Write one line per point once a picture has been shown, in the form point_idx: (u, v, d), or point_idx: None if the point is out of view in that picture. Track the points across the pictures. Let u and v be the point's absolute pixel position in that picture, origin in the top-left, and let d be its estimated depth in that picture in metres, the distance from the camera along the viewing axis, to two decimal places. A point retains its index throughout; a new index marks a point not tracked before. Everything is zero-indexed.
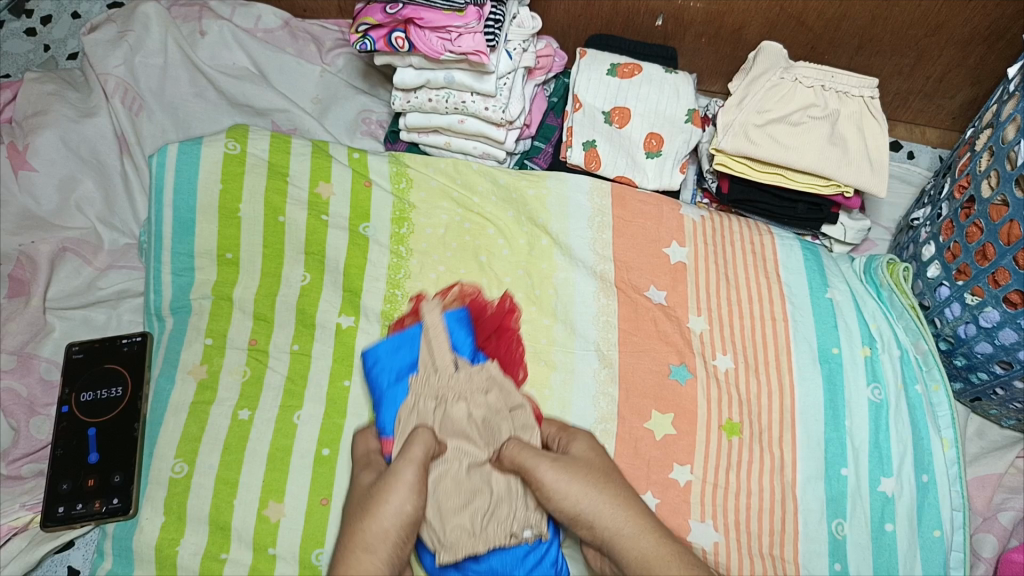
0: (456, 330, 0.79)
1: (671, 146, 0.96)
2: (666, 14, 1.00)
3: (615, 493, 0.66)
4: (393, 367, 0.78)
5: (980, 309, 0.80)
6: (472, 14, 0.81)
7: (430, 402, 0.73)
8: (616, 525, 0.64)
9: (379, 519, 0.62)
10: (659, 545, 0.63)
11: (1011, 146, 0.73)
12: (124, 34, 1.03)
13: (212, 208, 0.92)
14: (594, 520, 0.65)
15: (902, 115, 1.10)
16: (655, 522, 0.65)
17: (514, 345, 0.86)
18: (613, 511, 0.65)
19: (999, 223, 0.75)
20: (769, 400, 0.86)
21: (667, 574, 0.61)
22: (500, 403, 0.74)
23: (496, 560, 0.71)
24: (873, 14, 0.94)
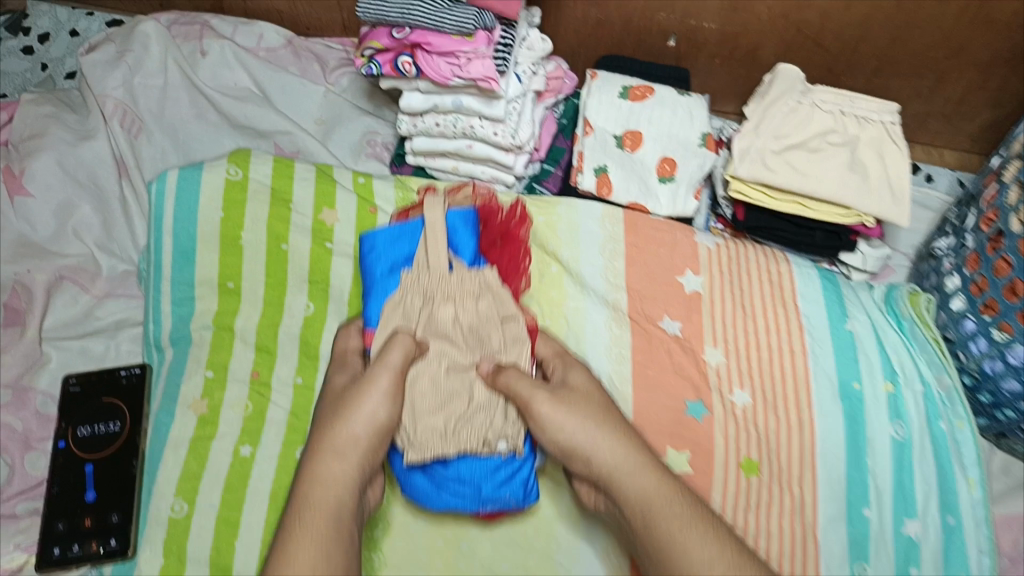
0: (458, 230, 0.78)
1: (684, 171, 0.93)
2: (679, 35, 0.97)
3: (616, 428, 0.69)
4: (388, 257, 0.77)
5: (1008, 345, 0.78)
6: (482, 39, 0.79)
7: (418, 300, 0.74)
8: (615, 461, 0.67)
9: (354, 427, 0.66)
10: (658, 483, 0.66)
11: None
12: (124, 54, 1.00)
13: (214, 237, 0.89)
14: (593, 455, 0.67)
15: (920, 137, 1.08)
16: (654, 457, 0.68)
17: (520, 255, 0.80)
18: (610, 445, 0.67)
19: None
20: (788, 437, 0.84)
21: (667, 509, 0.65)
22: (491, 314, 0.74)
23: (465, 469, 0.72)
24: (892, 37, 0.91)
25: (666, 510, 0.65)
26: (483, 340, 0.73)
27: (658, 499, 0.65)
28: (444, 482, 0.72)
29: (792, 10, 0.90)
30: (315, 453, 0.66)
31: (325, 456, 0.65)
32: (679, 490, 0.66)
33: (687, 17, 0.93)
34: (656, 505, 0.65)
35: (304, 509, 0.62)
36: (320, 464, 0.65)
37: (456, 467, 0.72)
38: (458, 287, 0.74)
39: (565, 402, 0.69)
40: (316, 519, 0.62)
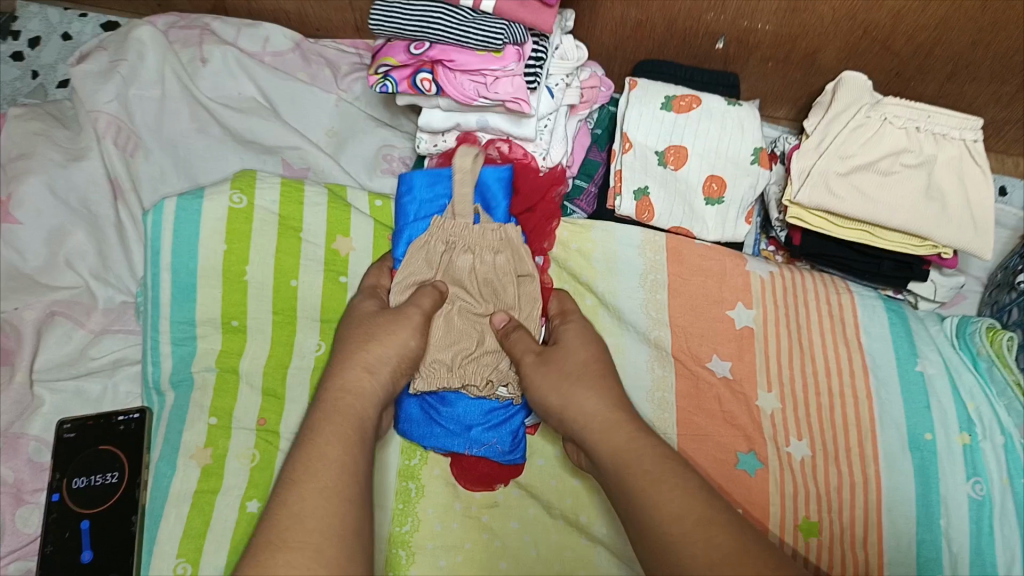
0: (491, 188, 0.76)
1: (735, 191, 0.84)
2: (729, 37, 0.87)
3: (604, 387, 0.62)
4: (422, 199, 0.77)
5: None
6: (511, 55, 0.71)
7: (441, 245, 0.74)
8: (595, 421, 0.60)
9: (380, 353, 0.63)
10: (632, 440, 0.57)
11: None
12: (117, 63, 0.92)
13: (215, 273, 0.82)
14: (572, 411, 0.62)
15: (994, 145, 0.97)
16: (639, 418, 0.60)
17: (549, 217, 0.81)
18: (596, 403, 0.61)
19: None
20: (851, 495, 0.75)
21: (638, 465, 0.55)
22: (510, 269, 0.73)
23: (462, 406, 0.73)
24: (973, 39, 0.81)
25: (636, 465, 0.55)
26: (501, 292, 0.73)
27: (629, 453, 0.56)
28: (438, 417, 0.73)
29: (861, 10, 0.79)
30: (338, 369, 0.62)
31: (352, 365, 0.62)
32: (656, 445, 0.57)
33: (740, 18, 0.83)
34: (627, 459, 0.56)
35: (331, 407, 0.59)
36: (344, 372, 0.62)
37: (452, 404, 0.73)
38: (480, 238, 0.74)
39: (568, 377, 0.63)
40: (340, 417, 0.58)
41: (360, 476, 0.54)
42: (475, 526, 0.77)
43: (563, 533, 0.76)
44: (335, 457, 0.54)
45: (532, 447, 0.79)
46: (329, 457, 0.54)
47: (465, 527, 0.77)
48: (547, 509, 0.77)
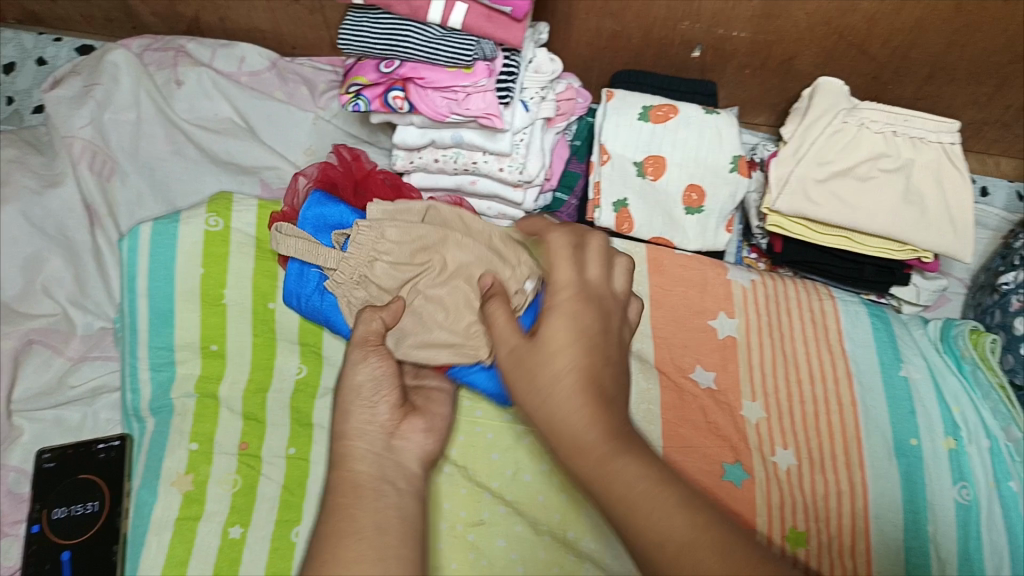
0: (318, 217, 0.73)
1: (714, 201, 0.83)
2: (705, 45, 0.87)
3: (593, 375, 0.48)
4: (303, 287, 0.76)
5: None
6: (482, 71, 0.71)
7: (358, 291, 0.70)
8: (557, 406, 0.47)
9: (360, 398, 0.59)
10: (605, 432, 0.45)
11: None
12: (91, 88, 0.92)
13: (194, 296, 0.82)
14: (555, 415, 0.47)
15: (974, 145, 0.97)
16: (619, 398, 0.48)
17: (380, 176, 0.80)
18: (554, 385, 0.48)
19: None
20: (839, 503, 0.73)
21: (616, 466, 0.44)
22: (415, 219, 0.71)
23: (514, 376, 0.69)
24: (948, 41, 0.81)
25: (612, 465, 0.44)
26: (423, 239, 0.69)
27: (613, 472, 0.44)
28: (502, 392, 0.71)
29: (835, 15, 0.79)
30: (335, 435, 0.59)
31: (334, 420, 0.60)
32: (654, 470, 0.44)
33: (715, 26, 0.83)
34: (617, 476, 0.44)
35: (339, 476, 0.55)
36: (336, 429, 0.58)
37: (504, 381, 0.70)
38: (363, 240, 0.69)
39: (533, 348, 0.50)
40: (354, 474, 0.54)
41: (392, 533, 0.50)
42: (461, 545, 0.75)
43: (550, 550, 0.74)
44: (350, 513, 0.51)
45: (518, 462, 0.79)
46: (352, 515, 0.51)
47: (451, 547, 0.75)
48: (533, 526, 0.76)
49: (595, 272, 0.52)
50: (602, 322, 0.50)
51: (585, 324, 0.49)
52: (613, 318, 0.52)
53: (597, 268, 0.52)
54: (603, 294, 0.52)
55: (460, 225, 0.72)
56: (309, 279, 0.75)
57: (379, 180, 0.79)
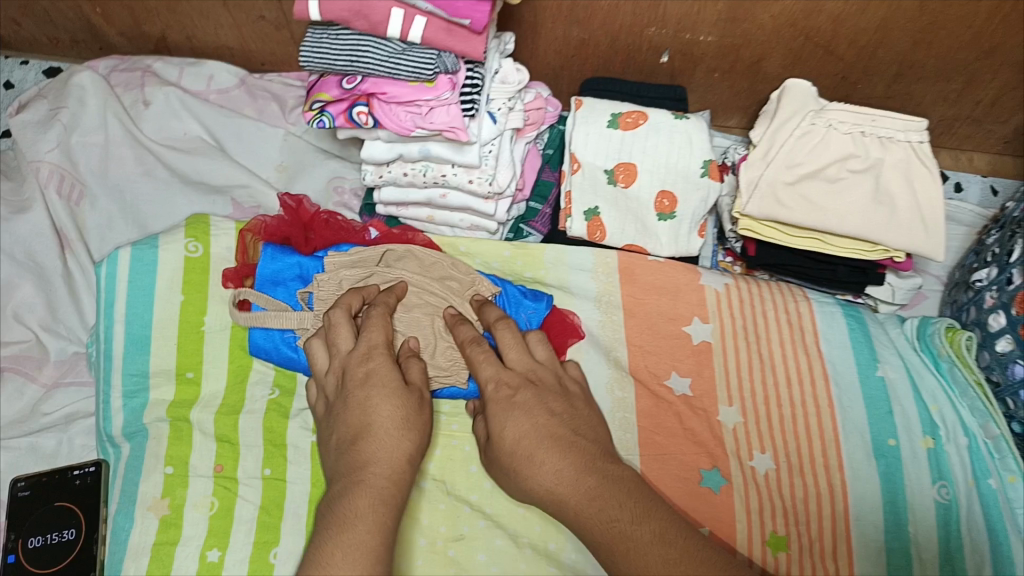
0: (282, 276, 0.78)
1: (686, 206, 0.83)
2: (673, 50, 0.87)
3: (548, 430, 0.59)
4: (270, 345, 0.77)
5: (1009, 361, 0.74)
6: (444, 83, 0.70)
7: None
8: (532, 457, 0.57)
9: (421, 403, 0.61)
10: (579, 481, 0.55)
11: None
12: (58, 111, 0.92)
13: (169, 323, 0.81)
14: (530, 475, 0.57)
15: (947, 141, 0.97)
16: (579, 445, 0.58)
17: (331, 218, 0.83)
18: (524, 434, 0.59)
19: None
20: (818, 506, 0.73)
21: (603, 507, 0.53)
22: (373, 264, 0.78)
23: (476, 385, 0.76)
24: (915, 39, 0.81)
25: (595, 508, 0.53)
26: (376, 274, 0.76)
27: (597, 511, 0.53)
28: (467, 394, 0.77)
29: (800, 17, 0.79)
30: (345, 414, 0.59)
31: (373, 413, 0.58)
32: (629, 508, 0.53)
33: (682, 31, 0.83)
34: (599, 516, 0.53)
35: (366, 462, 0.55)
36: (379, 421, 0.58)
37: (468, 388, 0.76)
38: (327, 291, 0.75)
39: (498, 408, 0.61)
40: (368, 471, 0.55)
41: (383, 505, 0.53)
42: (441, 561, 0.74)
43: (531, 563, 0.74)
44: (369, 514, 0.51)
45: None
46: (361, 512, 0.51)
47: (432, 563, 0.74)
48: (514, 539, 0.75)
49: (516, 355, 0.66)
50: (534, 389, 0.63)
51: (535, 395, 0.62)
52: (544, 380, 0.65)
53: (517, 349, 0.67)
54: (526, 370, 0.66)
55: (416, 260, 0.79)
56: (274, 332, 0.77)
57: (323, 221, 0.82)
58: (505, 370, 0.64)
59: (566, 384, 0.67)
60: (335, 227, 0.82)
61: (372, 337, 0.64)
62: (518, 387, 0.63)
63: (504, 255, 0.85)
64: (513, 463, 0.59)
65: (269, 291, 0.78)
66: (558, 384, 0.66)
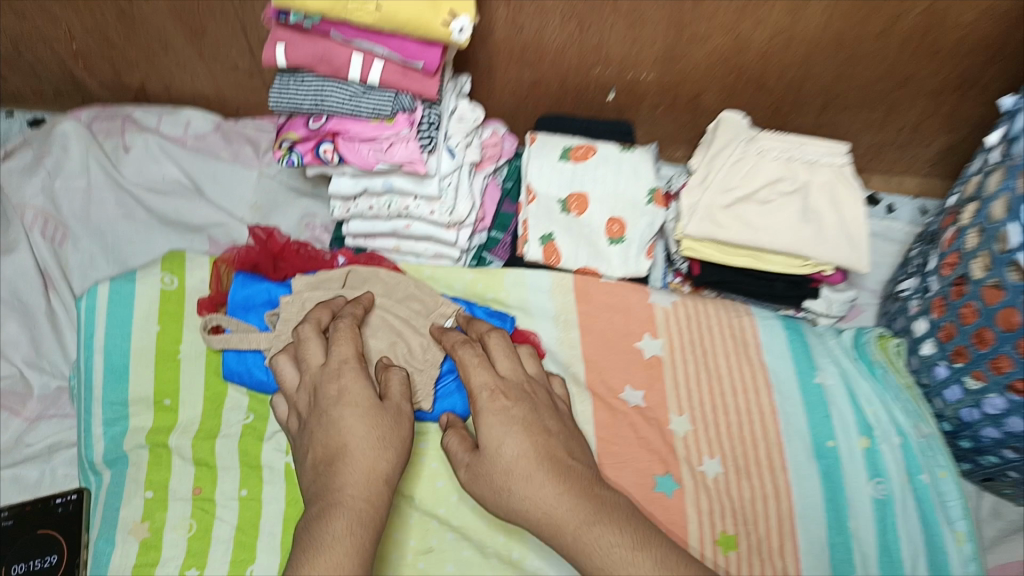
0: (254, 302, 0.84)
1: (634, 230, 0.89)
2: (619, 88, 0.94)
3: (545, 450, 0.62)
4: (246, 369, 0.82)
5: (931, 361, 0.79)
6: (402, 121, 0.76)
7: None
8: (529, 479, 0.60)
9: (394, 422, 0.63)
10: (577, 508, 0.58)
11: (954, 275, 0.74)
12: (41, 158, 0.97)
13: (147, 353, 0.85)
14: (527, 495, 0.60)
15: (878, 166, 1.04)
16: (573, 469, 0.62)
17: (299, 248, 0.88)
18: (520, 453, 0.61)
19: (941, 320, 0.76)
20: (764, 506, 0.78)
21: (599, 536, 0.56)
22: (338, 286, 0.83)
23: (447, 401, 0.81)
24: (836, 73, 0.89)
25: (593, 537, 0.57)
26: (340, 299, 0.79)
27: (595, 538, 0.56)
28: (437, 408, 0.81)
29: (731, 55, 0.87)
30: (322, 431, 0.62)
31: (347, 433, 0.61)
32: (625, 535, 0.57)
33: (625, 70, 0.91)
34: (596, 542, 0.56)
35: (342, 484, 0.58)
36: (354, 442, 0.60)
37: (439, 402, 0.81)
38: (292, 313, 0.80)
39: (496, 422, 0.63)
40: (345, 493, 0.57)
41: (359, 524, 0.56)
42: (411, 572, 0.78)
43: (497, 571, 0.78)
44: (346, 540, 0.54)
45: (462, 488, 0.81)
46: (340, 539, 0.54)
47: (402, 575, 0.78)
48: (480, 549, 0.79)
49: (507, 365, 0.70)
50: (529, 404, 0.66)
51: (529, 413, 0.65)
52: (536, 395, 0.69)
53: (508, 360, 0.71)
54: (518, 381, 0.69)
55: (379, 281, 0.85)
56: (247, 355, 0.82)
57: (293, 251, 0.88)
58: (500, 381, 0.67)
59: (554, 399, 0.71)
60: (303, 256, 0.88)
61: (342, 350, 0.67)
62: (515, 399, 0.66)
63: (467, 279, 0.90)
64: (509, 482, 0.61)
65: (242, 315, 0.84)
66: (549, 400, 0.70)
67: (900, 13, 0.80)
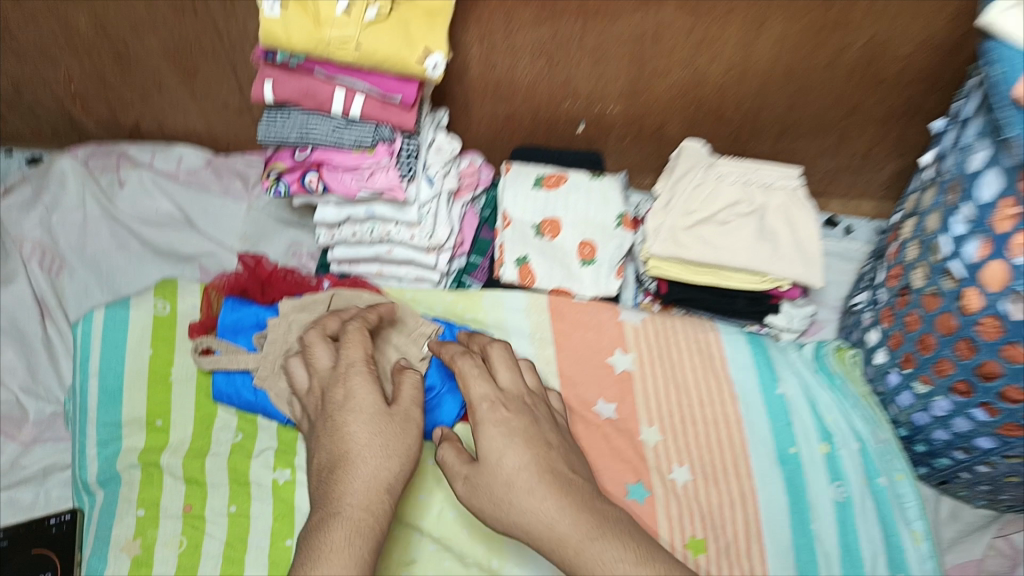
0: (242, 325, 0.89)
1: (604, 252, 0.95)
2: (587, 121, 1.00)
3: (548, 464, 0.63)
4: (236, 390, 0.87)
5: (882, 370, 0.84)
6: (382, 150, 0.81)
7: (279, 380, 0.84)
8: (531, 494, 0.61)
9: (401, 425, 0.66)
10: (579, 523, 0.59)
11: (900, 285, 0.79)
12: (40, 194, 1.02)
13: (140, 376, 0.89)
14: (527, 509, 0.61)
15: (836, 191, 1.10)
16: (574, 484, 0.62)
17: (286, 275, 0.93)
18: (523, 466, 0.63)
19: (889, 329, 0.81)
20: (732, 511, 0.82)
21: (601, 550, 0.57)
22: (322, 308, 0.86)
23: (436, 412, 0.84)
24: (789, 103, 0.95)
25: (596, 552, 0.57)
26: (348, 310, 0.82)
27: (598, 552, 0.57)
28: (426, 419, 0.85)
29: (690, 88, 0.93)
30: (326, 440, 0.65)
31: (350, 440, 0.63)
32: (629, 551, 0.57)
33: (593, 104, 0.97)
34: (599, 556, 0.57)
35: (344, 492, 0.60)
36: (356, 450, 0.63)
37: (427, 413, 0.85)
38: (278, 334, 0.85)
39: (500, 434, 0.65)
40: (346, 502, 0.60)
41: (358, 534, 0.58)
42: None
43: None
44: (345, 550, 0.57)
45: (443, 500, 0.85)
46: (340, 549, 0.56)
47: None
48: (461, 559, 0.82)
49: (507, 377, 0.73)
50: (529, 416, 0.69)
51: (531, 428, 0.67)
52: (537, 409, 0.72)
53: (509, 372, 0.74)
54: (519, 393, 0.72)
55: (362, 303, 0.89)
56: (236, 376, 0.87)
57: (280, 277, 0.93)
58: (502, 393, 0.70)
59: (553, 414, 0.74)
60: (290, 281, 0.93)
61: (349, 355, 0.70)
62: (515, 411, 0.69)
63: (445, 302, 0.95)
64: (511, 495, 0.61)
65: (231, 338, 0.89)
66: (550, 416, 0.72)
67: (844, 46, 0.86)
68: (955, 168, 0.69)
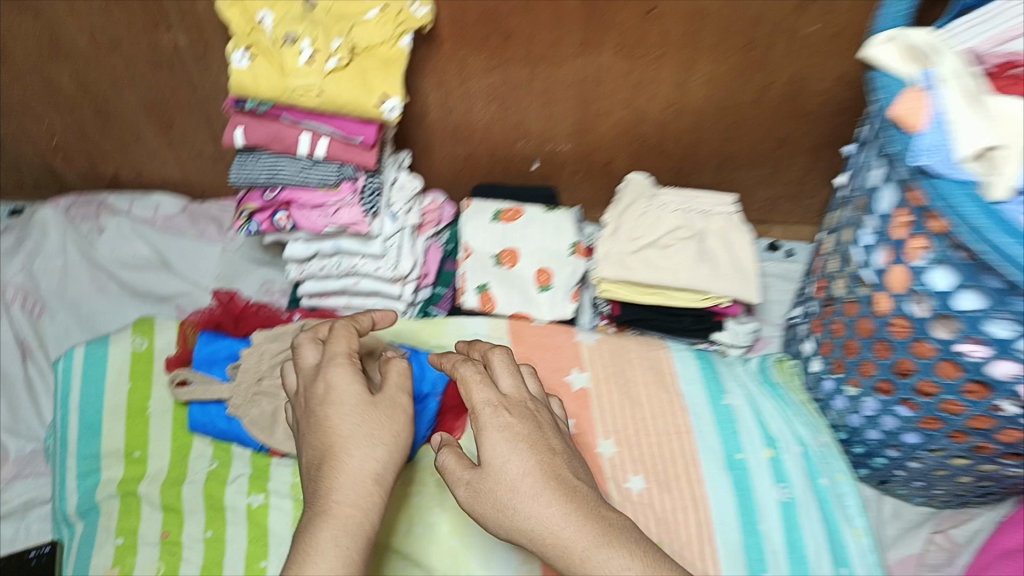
0: (216, 356, 0.93)
1: (560, 278, 1.01)
2: (541, 159, 1.08)
3: (551, 470, 0.61)
4: (211, 418, 0.90)
5: (817, 377, 0.91)
6: (346, 188, 0.88)
7: (251, 406, 0.88)
8: (535, 500, 0.59)
9: (383, 415, 0.68)
10: (584, 529, 0.57)
11: (828, 292, 0.86)
12: (23, 241, 1.08)
13: (119, 410, 0.93)
14: (531, 514, 0.59)
15: (779, 217, 1.17)
16: (579, 490, 0.60)
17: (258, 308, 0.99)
18: (524, 472, 0.60)
19: (822, 337, 0.88)
20: (685, 515, 0.86)
21: (609, 557, 0.55)
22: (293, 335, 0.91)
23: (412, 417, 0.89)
24: (724, 137, 1.03)
25: (602, 558, 0.55)
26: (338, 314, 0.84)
27: (603, 560, 0.55)
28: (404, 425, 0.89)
29: (633, 125, 1.01)
30: (310, 438, 0.67)
31: (334, 436, 0.66)
32: (636, 558, 0.55)
33: (544, 143, 1.05)
34: (605, 564, 0.55)
35: (332, 488, 0.63)
36: (339, 445, 0.65)
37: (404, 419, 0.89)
38: (250, 363, 0.89)
39: (503, 439, 0.62)
40: (333, 501, 0.62)
41: (346, 533, 0.60)
42: None
43: None
44: (335, 552, 0.59)
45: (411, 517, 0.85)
46: (331, 551, 0.59)
47: None
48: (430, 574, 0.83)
49: (509, 383, 0.67)
50: (532, 422, 0.64)
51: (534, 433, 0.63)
52: (541, 416, 0.66)
53: (511, 378, 0.68)
54: (522, 399, 0.67)
55: None
56: (210, 407, 0.90)
57: (252, 311, 0.99)
58: (506, 399, 0.65)
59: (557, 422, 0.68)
60: (261, 314, 0.98)
61: (334, 349, 0.73)
62: (520, 418, 0.64)
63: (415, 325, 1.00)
64: (515, 501, 0.59)
65: (206, 369, 0.93)
66: (552, 421, 0.67)
67: (767, 83, 0.94)
68: (860, 188, 0.78)
